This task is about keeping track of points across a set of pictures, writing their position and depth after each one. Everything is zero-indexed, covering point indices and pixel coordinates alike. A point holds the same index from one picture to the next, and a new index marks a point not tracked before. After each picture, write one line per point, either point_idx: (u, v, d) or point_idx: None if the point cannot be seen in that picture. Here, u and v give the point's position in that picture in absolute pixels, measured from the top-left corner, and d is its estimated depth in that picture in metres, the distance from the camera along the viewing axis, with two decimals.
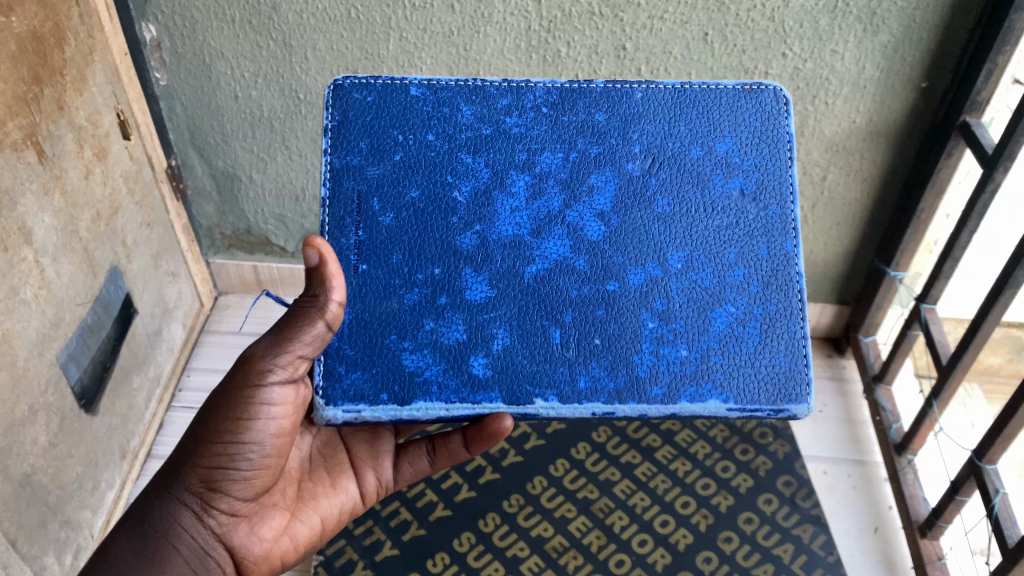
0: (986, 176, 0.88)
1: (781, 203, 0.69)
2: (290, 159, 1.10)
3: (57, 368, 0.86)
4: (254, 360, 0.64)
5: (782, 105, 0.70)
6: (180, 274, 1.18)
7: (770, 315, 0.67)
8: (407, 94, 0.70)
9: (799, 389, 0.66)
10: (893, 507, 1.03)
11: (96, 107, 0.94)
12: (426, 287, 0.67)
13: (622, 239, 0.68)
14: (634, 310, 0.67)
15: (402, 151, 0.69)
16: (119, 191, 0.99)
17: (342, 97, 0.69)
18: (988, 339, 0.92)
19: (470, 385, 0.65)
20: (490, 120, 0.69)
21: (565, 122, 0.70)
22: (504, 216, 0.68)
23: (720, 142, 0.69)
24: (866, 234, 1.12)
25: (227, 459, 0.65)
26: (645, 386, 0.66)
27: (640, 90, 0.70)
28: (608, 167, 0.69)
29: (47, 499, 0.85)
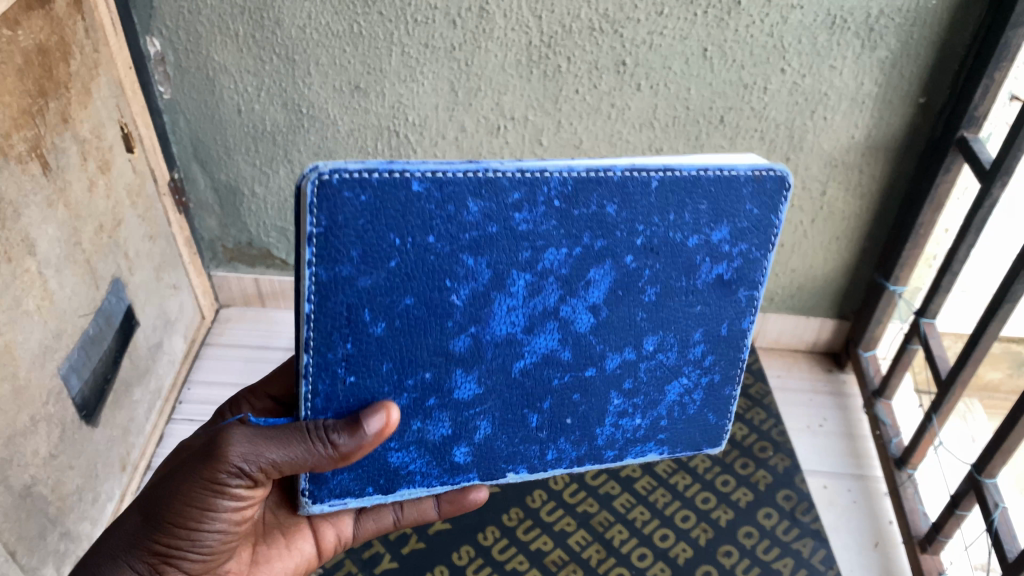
0: (984, 191, 0.88)
1: (751, 291, 0.68)
2: (293, 172, 1.11)
3: (58, 379, 0.86)
4: (226, 466, 0.60)
5: (784, 189, 0.64)
6: (181, 286, 1.18)
7: (714, 383, 0.73)
8: (408, 189, 0.55)
9: (718, 434, 0.77)
10: (893, 522, 1.03)
11: (100, 121, 0.94)
12: (415, 391, 0.63)
13: (607, 332, 0.66)
14: (606, 390, 0.69)
15: (397, 257, 0.57)
16: (122, 203, 1.00)
17: (331, 198, 0.54)
18: (988, 353, 0.92)
19: (452, 469, 0.69)
20: (500, 216, 0.58)
21: (576, 215, 0.60)
22: (499, 316, 0.62)
23: (718, 230, 0.64)
24: (865, 249, 1.13)
25: (188, 541, 0.64)
26: (602, 450, 0.73)
27: (658, 177, 0.60)
28: (608, 261, 0.62)
29: (48, 511, 0.85)
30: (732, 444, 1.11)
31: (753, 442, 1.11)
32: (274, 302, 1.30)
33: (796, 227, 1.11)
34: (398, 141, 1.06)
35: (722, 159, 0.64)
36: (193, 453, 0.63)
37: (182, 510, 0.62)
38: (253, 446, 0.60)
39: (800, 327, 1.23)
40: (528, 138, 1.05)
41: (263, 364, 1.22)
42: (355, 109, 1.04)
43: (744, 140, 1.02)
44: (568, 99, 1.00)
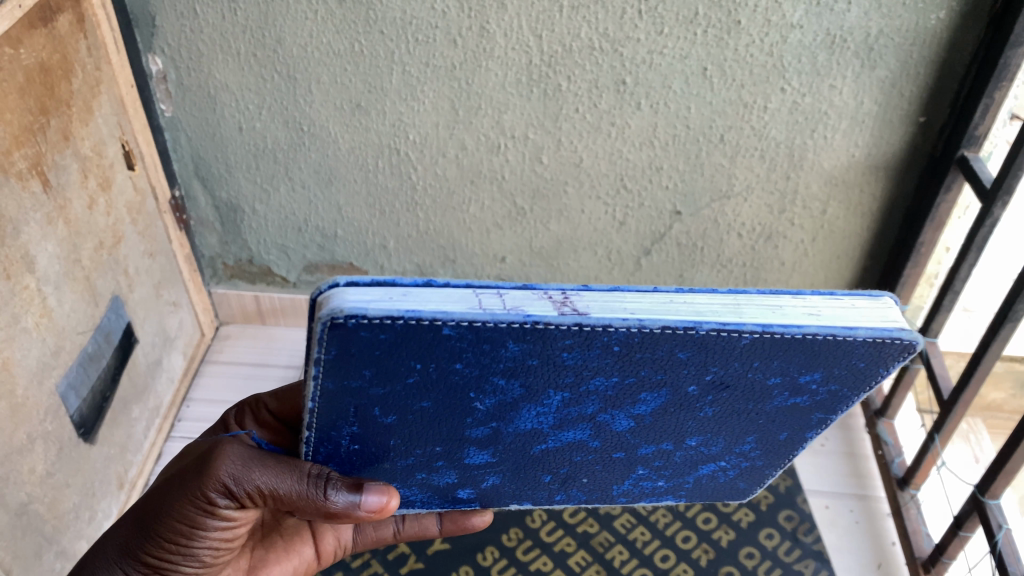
0: (985, 210, 0.88)
1: (828, 413, 0.64)
2: (293, 190, 1.11)
3: (57, 397, 0.86)
4: (215, 484, 0.61)
5: (904, 352, 0.55)
6: (181, 303, 1.18)
7: (753, 466, 0.73)
8: (437, 333, 0.49)
9: (737, 493, 0.80)
10: (897, 543, 1.02)
11: (101, 138, 0.95)
12: (423, 456, 0.64)
13: (647, 430, 0.64)
14: (630, 465, 0.70)
15: (416, 376, 0.53)
16: (122, 221, 1.00)
17: (341, 338, 0.49)
18: (989, 373, 0.91)
19: (455, 499, 0.74)
20: (541, 354, 0.52)
21: (637, 357, 0.53)
22: (525, 418, 0.60)
23: (806, 374, 0.57)
24: (865, 267, 1.13)
25: (179, 556, 0.64)
26: (614, 496, 0.77)
27: (748, 338, 0.52)
28: (664, 388, 0.58)
29: (44, 529, 0.84)
30: None
31: None
32: (275, 319, 1.30)
33: (797, 245, 1.11)
34: (399, 159, 1.07)
35: (852, 310, 0.55)
36: (184, 469, 0.63)
37: (172, 525, 0.63)
38: (244, 469, 0.61)
39: None
40: (528, 156, 1.05)
41: (262, 381, 1.21)
42: (356, 127, 1.04)
43: (744, 158, 1.02)
44: (568, 118, 1.00)
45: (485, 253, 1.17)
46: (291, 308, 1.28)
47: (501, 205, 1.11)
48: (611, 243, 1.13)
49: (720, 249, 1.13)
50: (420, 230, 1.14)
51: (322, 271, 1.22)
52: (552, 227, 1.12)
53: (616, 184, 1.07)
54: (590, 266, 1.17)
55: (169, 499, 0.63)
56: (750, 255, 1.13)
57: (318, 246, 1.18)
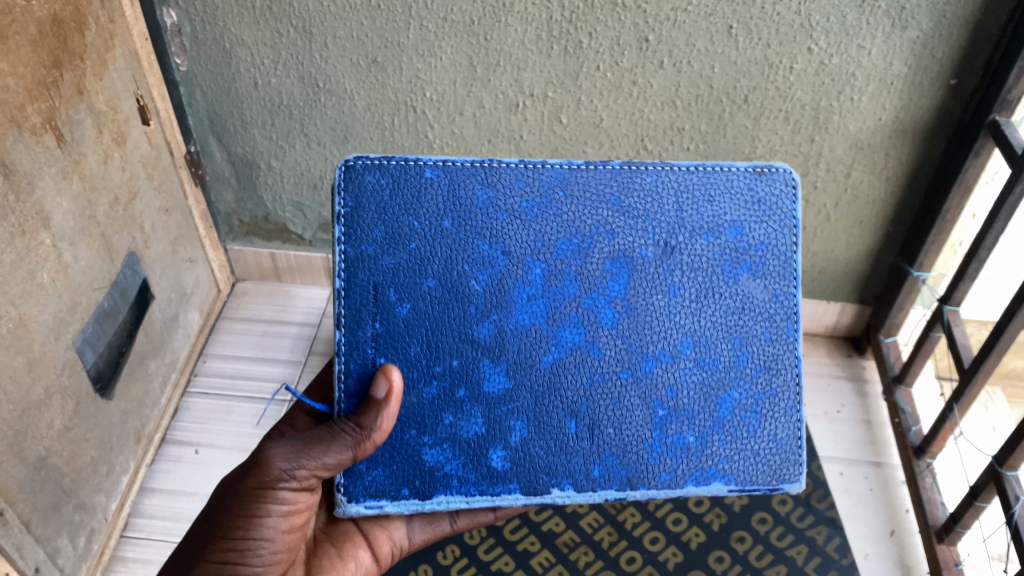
0: (1014, 176, 0.86)
1: (786, 287, 0.68)
2: (309, 146, 1.10)
3: (73, 352, 0.86)
4: (268, 462, 0.62)
5: (791, 190, 0.68)
6: (198, 260, 1.18)
7: (770, 400, 0.68)
8: (421, 177, 0.65)
9: (791, 467, 0.69)
10: (910, 511, 1.02)
11: (116, 93, 0.94)
12: (444, 381, 0.65)
13: (634, 329, 0.66)
14: (644, 400, 0.67)
15: (417, 238, 0.64)
16: (137, 176, 0.99)
17: (353, 180, 0.64)
18: (1013, 344, 0.90)
19: (491, 477, 0.66)
20: (506, 204, 0.65)
21: (581, 204, 0.66)
22: (520, 304, 0.65)
23: (732, 226, 0.67)
24: (889, 233, 1.11)
25: (238, 556, 0.62)
26: (655, 473, 0.67)
27: (655, 172, 0.67)
28: (623, 253, 0.66)
29: (62, 483, 0.85)
30: None
31: None
32: (291, 277, 1.30)
33: (819, 210, 1.09)
34: (416, 117, 1.05)
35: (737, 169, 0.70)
36: (237, 472, 0.64)
37: (222, 559, 0.61)
38: (295, 448, 0.62)
39: (820, 310, 1.21)
40: (547, 115, 1.03)
41: (277, 339, 1.21)
42: (372, 83, 1.02)
43: (768, 120, 1.00)
44: (588, 76, 0.98)
45: None
46: (306, 266, 1.28)
47: None
48: None
49: None
50: None
51: None
52: None
53: (636, 144, 1.05)
54: None
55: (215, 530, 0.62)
56: None
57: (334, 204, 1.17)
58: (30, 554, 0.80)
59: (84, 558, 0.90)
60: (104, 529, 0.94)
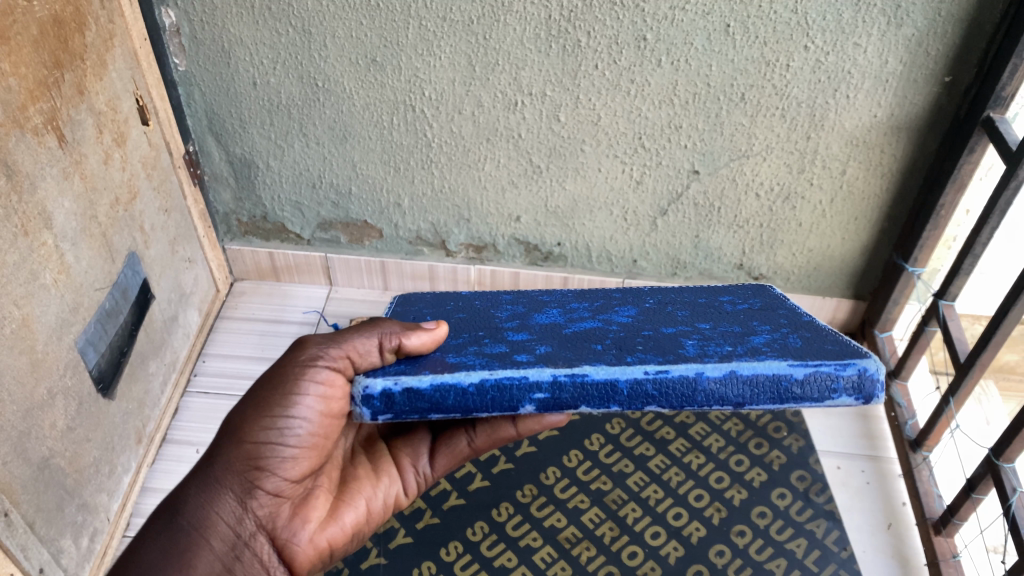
0: (1009, 172, 0.87)
1: (785, 307, 0.73)
2: (308, 146, 1.11)
3: (76, 352, 0.86)
4: (308, 345, 0.61)
5: (765, 288, 0.81)
6: (197, 260, 1.18)
7: (805, 337, 0.64)
8: (459, 294, 0.82)
9: (856, 352, 0.60)
10: (907, 504, 1.03)
11: (116, 93, 0.94)
12: (469, 336, 0.67)
13: (652, 320, 0.70)
14: (672, 339, 0.64)
15: (451, 306, 0.77)
16: (137, 176, 0.99)
17: (405, 295, 0.82)
18: (1009, 337, 0.91)
19: (516, 363, 0.60)
20: (527, 296, 0.80)
21: (590, 295, 0.80)
22: (540, 317, 0.72)
23: (721, 296, 0.78)
24: (883, 229, 1.12)
25: (275, 435, 0.60)
26: (696, 357, 0.60)
27: (649, 288, 0.82)
28: (629, 304, 0.76)
29: (65, 483, 0.85)
30: (746, 424, 1.11)
31: (767, 423, 1.12)
32: (289, 277, 1.30)
33: (815, 207, 1.10)
34: (415, 116, 1.05)
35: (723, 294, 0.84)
36: (274, 364, 0.63)
37: (259, 438, 0.60)
38: (334, 334, 0.62)
39: (815, 306, 1.22)
40: (546, 114, 1.04)
41: (276, 338, 1.21)
42: (371, 83, 1.03)
43: (765, 117, 1.01)
44: (586, 75, 0.99)
45: (500, 212, 1.16)
46: (304, 266, 1.28)
47: (517, 163, 1.09)
48: (626, 203, 1.12)
49: (737, 210, 1.12)
50: (435, 187, 1.13)
51: (337, 229, 1.22)
52: (568, 186, 1.11)
53: (634, 142, 1.05)
54: (605, 226, 1.16)
55: (252, 409, 0.60)
56: (767, 216, 1.12)
57: (333, 203, 1.18)
58: (35, 555, 0.80)
59: (87, 558, 0.90)
60: (107, 530, 0.94)
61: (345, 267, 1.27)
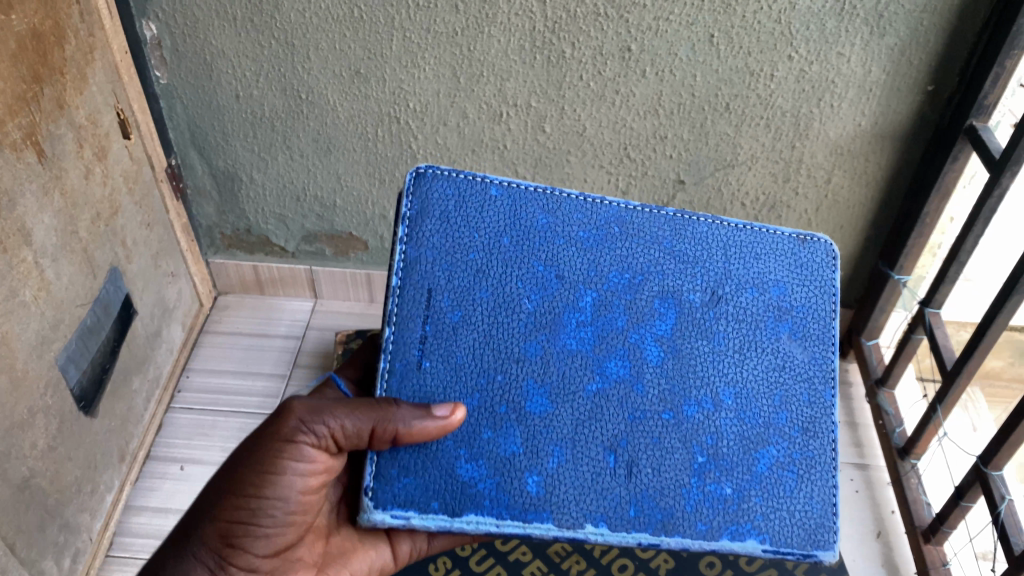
0: (992, 181, 0.87)
1: (825, 350, 0.68)
2: (291, 158, 1.10)
3: (57, 370, 0.85)
4: (290, 415, 0.59)
5: (830, 261, 0.70)
6: (180, 274, 1.17)
7: (807, 460, 0.66)
8: (487, 193, 0.65)
9: (827, 535, 0.65)
10: (896, 512, 1.03)
11: (96, 106, 0.93)
12: (486, 396, 0.62)
13: (680, 371, 0.65)
14: (683, 444, 0.64)
15: (476, 251, 0.64)
16: (119, 190, 0.98)
17: (422, 188, 0.63)
18: (995, 344, 0.91)
19: (524, 503, 0.61)
20: (565, 232, 0.65)
21: (636, 243, 0.66)
22: (570, 329, 0.64)
23: (774, 286, 0.68)
24: (869, 237, 1.12)
25: (250, 513, 0.59)
26: (692, 519, 0.63)
27: (706, 224, 0.68)
28: (672, 295, 0.66)
29: (46, 503, 0.84)
30: None
31: None
32: (274, 290, 1.29)
33: (800, 216, 1.10)
34: (400, 127, 1.05)
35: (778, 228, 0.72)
36: (256, 429, 0.61)
37: (234, 516, 0.59)
38: (319, 411, 0.59)
39: None
40: (531, 124, 1.03)
41: (262, 352, 1.21)
42: (355, 95, 1.02)
43: (749, 127, 1.01)
44: (571, 86, 0.99)
45: None
46: (289, 279, 1.27)
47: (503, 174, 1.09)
48: None
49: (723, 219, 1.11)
50: None
51: (321, 241, 1.21)
52: None
53: (619, 153, 1.05)
54: None
55: (227, 486, 0.59)
56: None
57: (318, 215, 1.17)
58: None
59: None
60: (89, 550, 0.93)
61: (330, 279, 1.26)
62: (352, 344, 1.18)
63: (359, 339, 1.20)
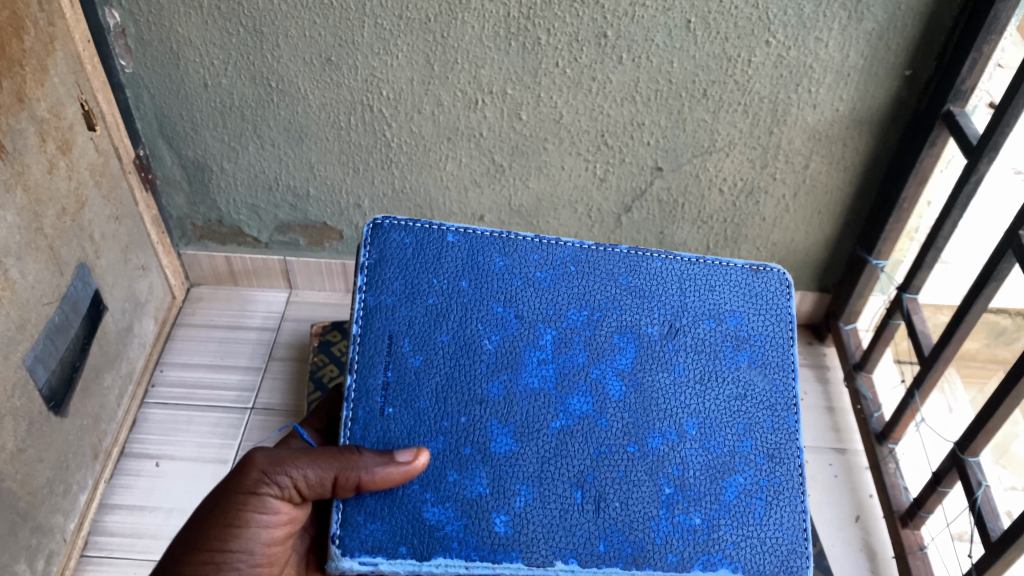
0: (970, 167, 0.87)
1: (785, 377, 0.70)
2: (262, 148, 1.08)
3: (25, 370, 0.83)
4: (252, 468, 0.62)
5: (785, 289, 0.72)
6: (150, 267, 1.15)
7: (776, 487, 0.67)
8: (444, 240, 0.68)
9: (799, 560, 0.66)
10: (874, 496, 1.04)
11: (59, 98, 0.90)
12: (450, 437, 0.64)
13: (642, 405, 0.67)
14: (649, 476, 0.65)
15: (434, 296, 0.67)
16: (85, 184, 0.96)
17: (380, 236, 0.67)
18: (972, 329, 0.91)
19: (493, 544, 0.62)
20: (522, 273, 0.68)
21: (591, 281, 0.69)
22: (531, 367, 0.66)
23: (730, 316, 0.70)
24: (846, 222, 1.12)
25: (216, 567, 0.60)
26: (661, 551, 0.64)
27: (659, 259, 0.71)
28: (630, 331, 0.68)
29: (17, 506, 0.82)
30: None
31: None
32: (248, 281, 1.27)
33: (778, 201, 1.09)
34: (373, 115, 1.03)
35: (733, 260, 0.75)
36: (217, 485, 0.63)
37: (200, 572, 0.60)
38: (280, 462, 0.62)
39: None
40: (507, 112, 1.02)
41: (237, 345, 1.19)
42: (327, 82, 1.00)
43: (727, 113, 1.00)
44: (547, 73, 0.97)
45: (463, 211, 1.14)
46: (263, 270, 1.25)
47: (480, 162, 1.08)
48: (590, 200, 1.11)
49: (701, 205, 1.11)
50: (396, 188, 1.11)
51: (295, 231, 1.19)
52: (531, 184, 1.10)
53: (597, 140, 1.04)
54: (570, 225, 1.15)
55: (193, 541, 0.60)
56: (730, 211, 1.11)
57: (291, 205, 1.15)
58: None
59: None
60: (63, 550, 0.91)
61: (305, 270, 1.24)
62: (329, 336, 1.17)
63: (335, 331, 1.18)
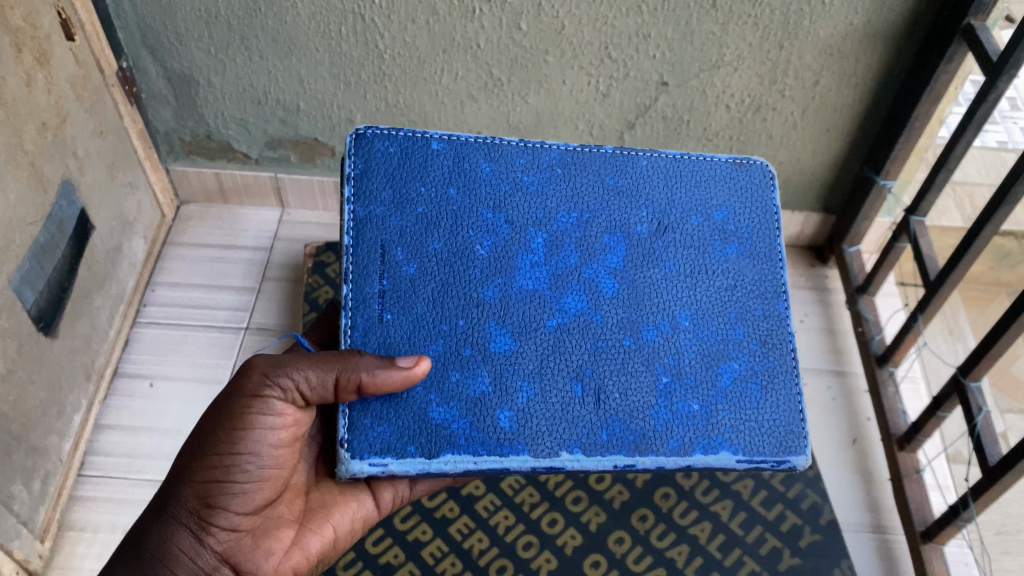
0: (988, 85, 0.84)
1: (772, 267, 0.69)
2: (250, 60, 1.03)
3: (11, 292, 0.81)
4: (254, 372, 0.60)
5: (768, 181, 0.72)
6: (138, 185, 1.11)
7: (770, 371, 0.67)
8: (429, 148, 0.67)
9: (798, 440, 0.66)
10: (871, 418, 1.05)
11: (34, 7, 0.85)
12: (450, 340, 0.62)
13: (634, 298, 0.66)
14: (646, 366, 0.65)
15: (424, 204, 0.65)
16: (66, 98, 0.92)
17: (364, 147, 0.66)
18: (980, 253, 0.89)
19: (498, 438, 0.61)
20: (509, 177, 0.67)
21: (579, 183, 0.68)
22: (524, 269, 0.65)
23: (716, 210, 0.70)
24: (855, 141, 1.08)
25: (224, 472, 0.59)
26: (663, 438, 0.63)
27: (645, 158, 0.70)
28: (620, 230, 0.68)
29: (11, 429, 0.82)
30: None
31: None
32: (239, 199, 1.24)
33: (786, 118, 1.06)
34: (365, 26, 0.98)
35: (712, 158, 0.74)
36: (223, 392, 0.61)
37: (209, 476, 0.59)
38: (281, 365, 0.59)
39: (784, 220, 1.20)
40: (505, 22, 0.97)
41: (229, 265, 1.17)
42: None
43: (736, 26, 0.96)
44: None
45: (460, 127, 1.10)
46: (254, 187, 1.22)
47: (476, 75, 1.03)
48: (592, 116, 1.07)
49: (706, 122, 1.07)
50: (391, 104, 1.07)
51: (286, 147, 1.15)
52: (531, 99, 1.06)
53: (600, 53, 1.00)
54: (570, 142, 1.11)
55: (200, 446, 0.59)
56: (736, 128, 1.08)
57: (282, 120, 1.11)
58: None
59: (41, 501, 0.88)
60: (59, 471, 0.91)
61: (298, 188, 1.21)
62: (323, 257, 1.14)
63: (330, 251, 1.15)
